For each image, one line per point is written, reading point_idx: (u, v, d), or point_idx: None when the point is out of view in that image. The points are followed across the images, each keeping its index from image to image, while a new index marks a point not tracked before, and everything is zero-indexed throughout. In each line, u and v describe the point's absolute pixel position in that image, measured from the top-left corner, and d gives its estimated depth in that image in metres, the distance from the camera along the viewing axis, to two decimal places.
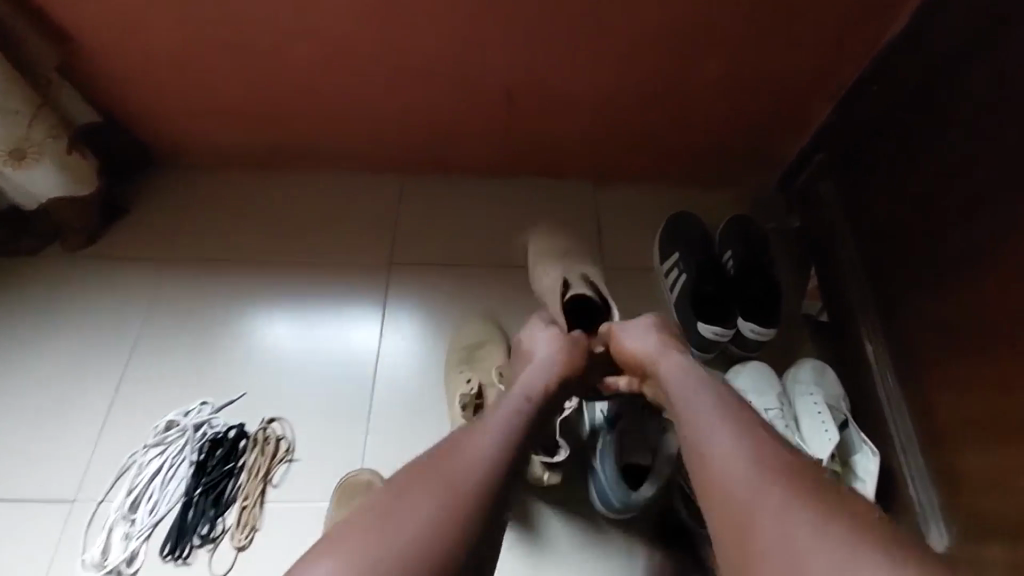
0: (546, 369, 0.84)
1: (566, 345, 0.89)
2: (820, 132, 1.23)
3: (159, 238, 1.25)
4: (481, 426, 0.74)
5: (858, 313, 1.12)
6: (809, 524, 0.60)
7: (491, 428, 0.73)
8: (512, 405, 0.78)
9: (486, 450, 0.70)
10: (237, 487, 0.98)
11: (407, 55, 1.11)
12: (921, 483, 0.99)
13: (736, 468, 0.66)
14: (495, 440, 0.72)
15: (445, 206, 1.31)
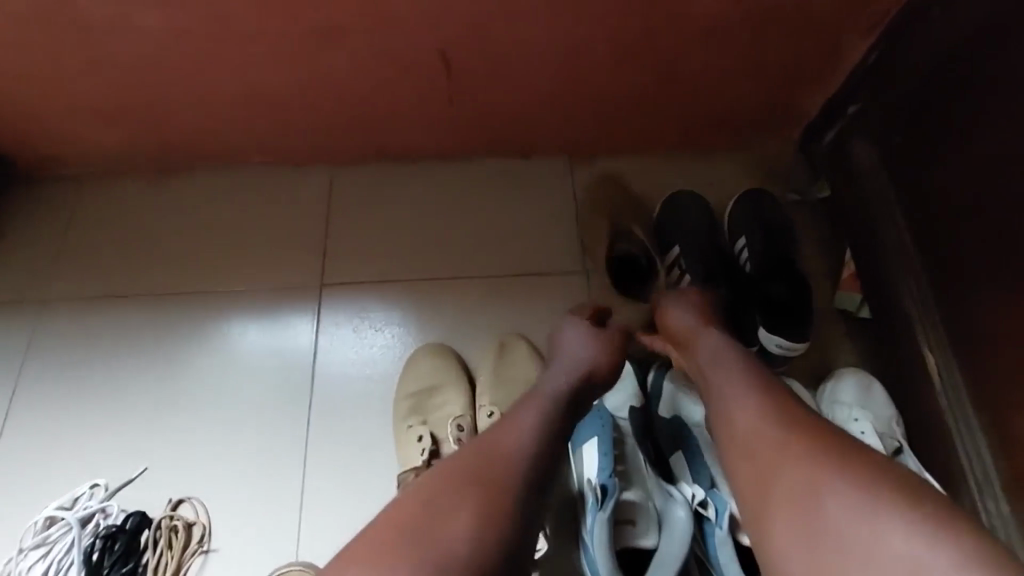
0: (575, 367, 0.73)
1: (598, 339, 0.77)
2: (855, 75, 0.95)
3: (37, 274, 1.02)
4: (510, 431, 0.64)
5: (912, 309, 0.88)
6: (855, 516, 0.53)
7: (521, 430, 0.65)
8: (540, 403, 0.68)
9: (517, 450, 0.63)
10: None
11: (300, 16, 0.84)
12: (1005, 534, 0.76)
13: (770, 446, 0.60)
14: (524, 444, 0.64)
15: (386, 206, 1.06)
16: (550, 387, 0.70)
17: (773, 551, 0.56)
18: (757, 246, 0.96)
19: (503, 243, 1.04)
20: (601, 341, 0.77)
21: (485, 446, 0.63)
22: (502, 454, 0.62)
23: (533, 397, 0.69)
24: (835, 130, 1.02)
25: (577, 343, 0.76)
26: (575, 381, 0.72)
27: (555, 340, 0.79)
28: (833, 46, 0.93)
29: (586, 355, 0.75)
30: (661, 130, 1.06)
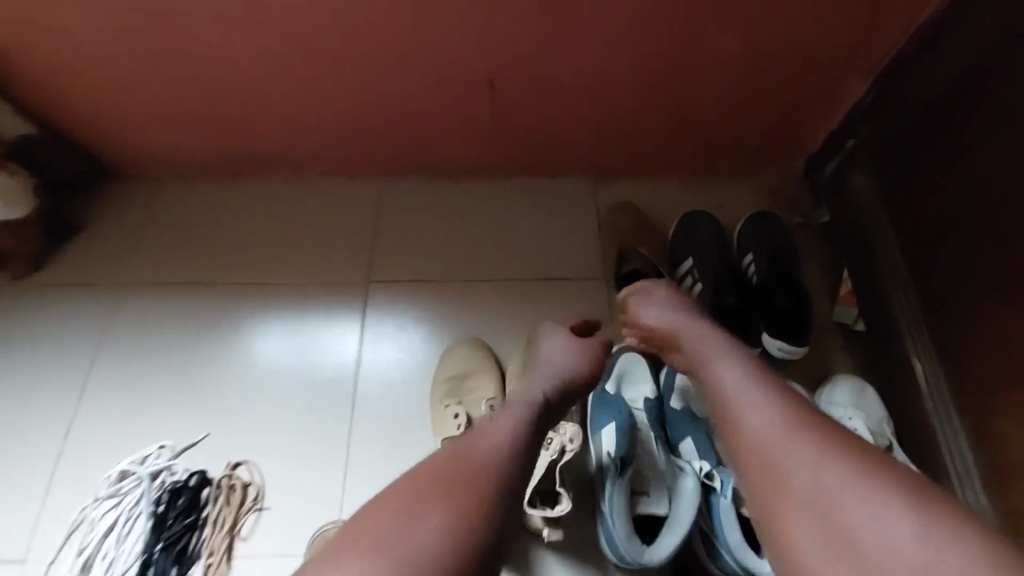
0: (553, 376, 0.78)
1: (579, 352, 0.82)
2: (852, 115, 1.07)
3: (117, 260, 1.13)
4: (485, 435, 0.67)
5: (904, 324, 0.98)
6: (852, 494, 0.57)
7: (495, 435, 0.67)
8: (515, 411, 0.71)
9: (490, 456, 0.65)
10: (202, 541, 0.88)
11: (375, 45, 0.97)
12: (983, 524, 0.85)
13: (768, 432, 0.63)
14: (497, 451, 0.66)
15: (429, 213, 1.18)
16: (527, 396, 0.74)
17: (773, 524, 0.62)
18: (764, 260, 1.07)
19: (532, 250, 1.16)
20: (580, 355, 0.82)
21: (455, 454, 0.65)
22: (473, 460, 0.64)
23: (508, 406, 0.72)
24: (835, 162, 1.14)
25: (555, 353, 0.82)
26: (553, 390, 0.76)
27: (536, 353, 0.84)
28: (835, 89, 1.06)
29: (564, 366, 0.80)
30: (677, 155, 1.18)
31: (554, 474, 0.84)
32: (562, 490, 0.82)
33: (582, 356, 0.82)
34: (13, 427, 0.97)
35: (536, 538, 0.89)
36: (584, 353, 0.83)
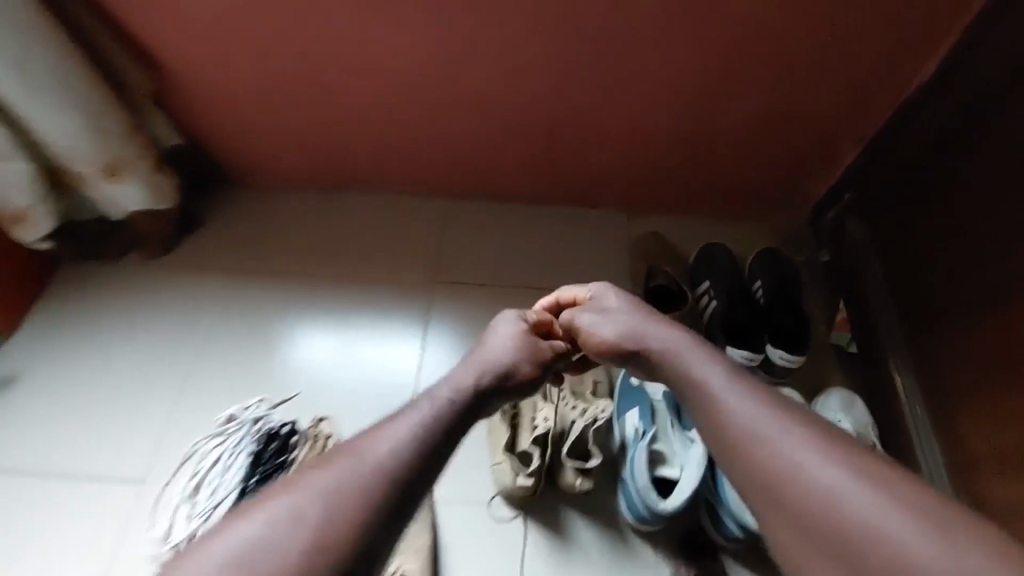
0: (478, 368, 0.83)
1: (515, 349, 0.88)
2: (850, 173, 1.27)
3: (227, 250, 1.34)
4: (394, 422, 0.70)
5: (887, 346, 1.17)
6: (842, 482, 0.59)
7: (395, 428, 0.69)
8: (426, 409, 0.73)
9: (384, 454, 0.66)
10: None
11: (466, 93, 1.20)
12: None
13: (753, 423, 0.66)
14: (395, 448, 0.67)
15: (487, 229, 1.40)
16: (444, 391, 0.78)
17: (765, 511, 0.63)
18: (770, 286, 1.26)
19: (572, 266, 1.37)
20: (511, 352, 0.87)
21: (349, 450, 0.66)
22: (365, 454, 0.65)
23: (424, 399, 0.75)
24: (832, 210, 1.34)
25: (500, 347, 0.87)
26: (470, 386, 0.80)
27: (487, 334, 0.91)
28: (833, 151, 1.28)
29: (494, 362, 0.85)
30: (699, 196, 1.40)
31: (587, 438, 1.02)
32: (594, 447, 1.00)
33: (518, 352, 0.88)
34: (141, 374, 1.18)
35: (567, 500, 1.05)
36: (519, 351, 0.88)
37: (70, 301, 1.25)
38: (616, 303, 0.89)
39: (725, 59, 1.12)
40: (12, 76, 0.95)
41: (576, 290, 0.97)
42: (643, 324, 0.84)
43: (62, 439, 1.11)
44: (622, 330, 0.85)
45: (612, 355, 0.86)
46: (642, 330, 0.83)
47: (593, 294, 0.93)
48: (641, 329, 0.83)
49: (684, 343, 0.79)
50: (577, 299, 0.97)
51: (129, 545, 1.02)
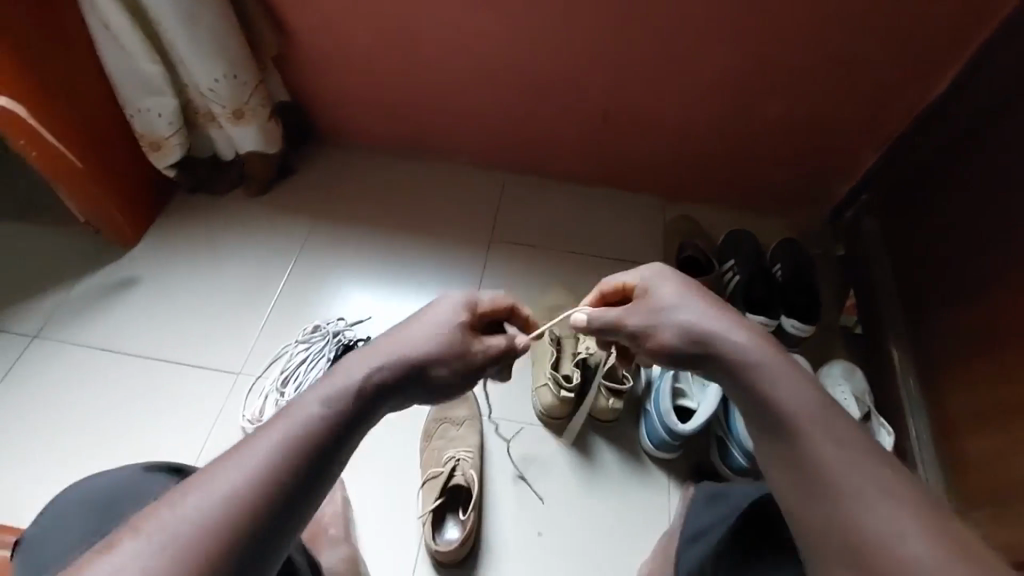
0: (383, 363, 0.68)
1: (433, 341, 0.72)
2: (868, 176, 1.43)
3: (317, 195, 1.53)
4: (256, 444, 0.58)
5: (888, 326, 1.31)
6: (908, 520, 0.55)
7: (254, 451, 0.57)
8: (289, 427, 0.59)
9: (216, 497, 0.53)
10: None
11: (538, 76, 1.39)
12: (929, 466, 1.17)
13: (822, 455, 0.60)
14: (231, 486, 0.54)
15: (540, 201, 1.57)
16: (316, 399, 0.62)
17: (818, 546, 0.59)
18: (790, 268, 1.39)
19: (614, 239, 1.54)
20: (433, 342, 0.72)
21: (202, 482, 0.54)
22: (215, 491, 0.54)
23: (288, 412, 0.61)
24: (852, 210, 1.48)
25: (415, 337, 0.72)
26: (355, 389, 0.64)
27: (418, 314, 0.77)
28: (856, 155, 1.44)
29: (404, 357, 0.70)
30: (732, 188, 1.56)
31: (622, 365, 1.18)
32: (627, 376, 1.17)
33: (434, 342, 0.72)
34: (239, 290, 1.38)
35: (594, 427, 1.22)
36: (440, 342, 0.73)
37: (181, 223, 1.45)
38: (679, 299, 0.76)
39: (765, 62, 1.29)
40: (180, 29, 1.17)
41: (621, 276, 0.84)
42: (715, 330, 0.72)
43: (170, 335, 1.31)
44: (687, 332, 0.73)
45: (667, 355, 0.76)
46: (710, 333, 0.72)
47: (652, 282, 0.79)
48: (711, 334, 0.72)
49: (761, 355, 0.68)
50: (620, 285, 0.84)
51: (223, 421, 1.22)
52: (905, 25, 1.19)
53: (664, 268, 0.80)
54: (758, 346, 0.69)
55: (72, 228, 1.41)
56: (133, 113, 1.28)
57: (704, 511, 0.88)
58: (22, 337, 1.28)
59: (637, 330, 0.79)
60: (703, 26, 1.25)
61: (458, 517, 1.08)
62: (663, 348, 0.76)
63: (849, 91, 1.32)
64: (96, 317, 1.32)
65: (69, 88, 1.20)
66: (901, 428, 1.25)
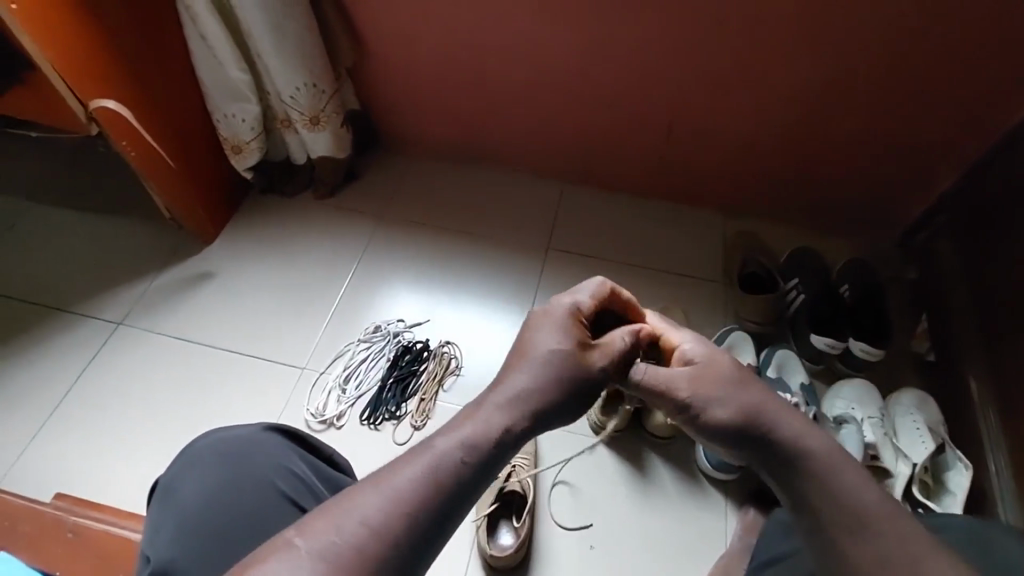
0: (504, 404, 0.59)
1: (555, 369, 0.62)
2: (945, 196, 1.37)
3: (380, 198, 1.58)
4: (395, 482, 0.51)
5: (966, 355, 1.24)
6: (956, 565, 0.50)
7: (384, 492, 0.50)
8: (428, 465, 0.53)
9: (359, 531, 0.47)
10: (419, 384, 1.30)
11: (601, 88, 1.40)
12: (1009, 502, 1.10)
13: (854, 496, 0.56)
14: (370, 523, 0.48)
15: (596, 211, 1.58)
16: (450, 439, 0.55)
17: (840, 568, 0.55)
18: (858, 290, 1.32)
19: (672, 252, 1.52)
20: (554, 364, 0.63)
21: (333, 511, 0.48)
22: (346, 529, 0.47)
23: (427, 446, 0.54)
24: (923, 233, 1.42)
25: (539, 349, 0.64)
26: (483, 434, 0.56)
27: (528, 333, 0.67)
28: (931, 175, 1.38)
29: (517, 401, 0.60)
30: (797, 204, 1.52)
31: None
32: None
33: (552, 373, 0.62)
34: (304, 288, 1.44)
35: (649, 443, 1.20)
36: (567, 370, 0.63)
37: (253, 223, 1.53)
38: (739, 374, 0.67)
39: (835, 77, 1.26)
40: (266, 40, 1.24)
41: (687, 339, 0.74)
42: (774, 414, 0.62)
43: (240, 328, 1.37)
44: (744, 410, 0.63)
45: (713, 432, 0.65)
46: (765, 419, 0.62)
47: (698, 350, 0.71)
48: (769, 418, 0.62)
49: (828, 449, 0.59)
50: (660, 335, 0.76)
51: (289, 410, 1.27)
52: (995, 36, 1.13)
53: (709, 341, 0.73)
54: (820, 438, 0.61)
55: (157, 223, 1.51)
56: (220, 118, 1.38)
57: (776, 541, 0.85)
58: (108, 324, 1.37)
59: (682, 399, 0.68)
60: (776, 38, 1.23)
61: (512, 524, 1.09)
62: (710, 424, 0.65)
63: (929, 108, 1.27)
64: (174, 310, 1.40)
65: (163, 94, 1.29)
66: (977, 462, 1.18)
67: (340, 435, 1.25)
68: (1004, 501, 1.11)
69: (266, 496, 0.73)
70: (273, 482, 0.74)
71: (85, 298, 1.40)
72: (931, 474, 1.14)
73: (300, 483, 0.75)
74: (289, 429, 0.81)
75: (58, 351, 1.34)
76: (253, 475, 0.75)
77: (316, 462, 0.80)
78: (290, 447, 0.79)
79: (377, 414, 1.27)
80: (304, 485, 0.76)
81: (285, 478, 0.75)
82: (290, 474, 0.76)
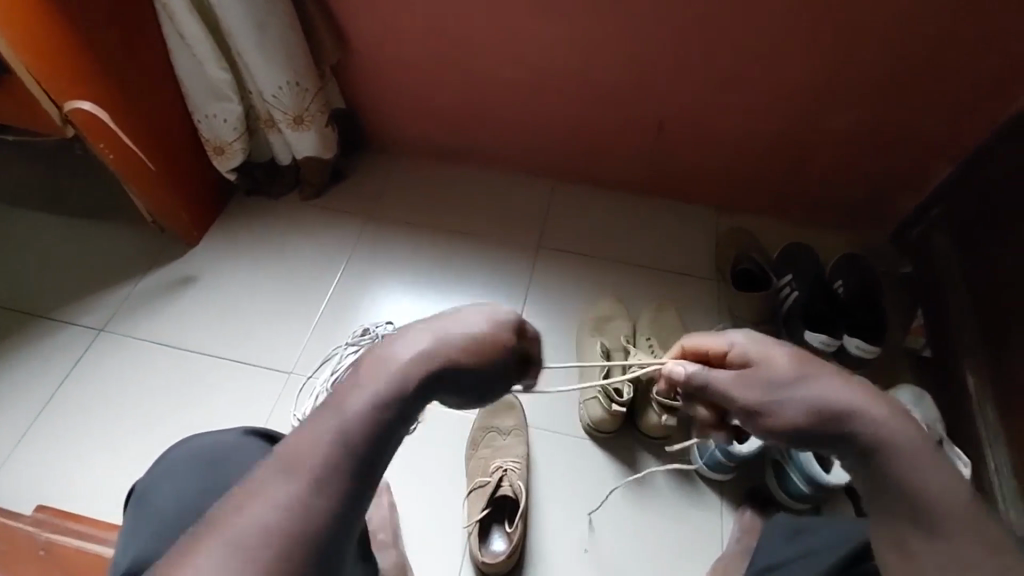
0: (414, 363, 0.52)
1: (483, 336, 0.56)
2: (940, 189, 1.35)
3: (367, 199, 1.55)
4: (299, 453, 0.47)
5: (964, 351, 1.23)
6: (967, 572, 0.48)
7: (289, 463, 0.46)
8: (336, 428, 0.48)
9: (271, 509, 0.45)
10: None
11: (590, 84, 1.37)
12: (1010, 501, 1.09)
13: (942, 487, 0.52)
14: (284, 500, 0.45)
15: (586, 209, 1.55)
16: (357, 398, 0.49)
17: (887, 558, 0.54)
18: (853, 286, 1.30)
19: (664, 248, 1.50)
20: (485, 331, 0.56)
21: (241, 498, 0.45)
22: (250, 510, 0.45)
23: (332, 404, 0.49)
24: (919, 227, 1.41)
25: (478, 310, 0.58)
26: (391, 396, 0.50)
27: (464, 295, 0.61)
28: (925, 169, 1.37)
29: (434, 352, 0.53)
30: (789, 199, 1.50)
31: None
32: None
33: (478, 339, 0.56)
34: (290, 292, 1.41)
35: (644, 445, 1.19)
36: (490, 341, 0.57)
37: (238, 225, 1.50)
38: (805, 367, 0.61)
39: (827, 70, 1.25)
40: (248, 38, 1.21)
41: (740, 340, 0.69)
42: (849, 406, 0.56)
43: (225, 332, 1.35)
44: (817, 408, 0.58)
45: (787, 434, 0.61)
46: (845, 413, 0.56)
47: (755, 348, 0.66)
48: (845, 411, 0.56)
49: (906, 440, 0.54)
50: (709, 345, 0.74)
51: (275, 417, 1.25)
52: (990, 26, 1.12)
53: (759, 335, 0.68)
54: (899, 423, 0.55)
55: (139, 227, 1.48)
56: (201, 119, 1.35)
57: (778, 544, 0.82)
58: (89, 329, 1.34)
59: (751, 406, 0.64)
60: (768, 31, 1.20)
61: (504, 529, 1.08)
62: (786, 428, 0.61)
63: (923, 100, 1.25)
64: (156, 315, 1.37)
65: (143, 94, 1.26)
66: (976, 459, 1.17)
67: None
68: (1004, 498, 1.10)
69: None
70: None
71: (64, 304, 1.37)
72: None
73: None
74: (272, 436, 0.80)
75: (37, 357, 1.31)
76: (231, 482, 0.72)
77: None
78: (271, 454, 0.76)
79: None
80: None
81: None
82: None
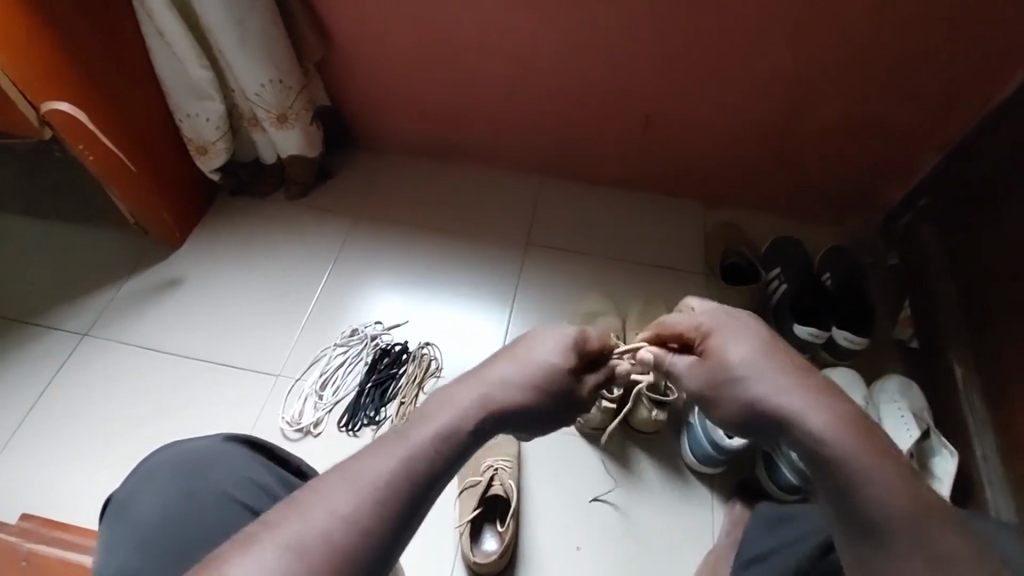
0: (477, 403, 0.57)
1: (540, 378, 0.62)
2: (926, 180, 1.36)
3: (354, 197, 1.54)
4: (363, 470, 0.48)
5: (950, 340, 1.24)
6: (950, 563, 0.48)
7: (351, 481, 0.47)
8: (402, 452, 0.50)
9: (330, 523, 0.45)
10: (398, 388, 1.27)
11: (577, 79, 1.36)
12: (996, 489, 1.10)
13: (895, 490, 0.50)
14: (342, 516, 0.45)
15: (575, 204, 1.55)
16: (425, 429, 0.52)
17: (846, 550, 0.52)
18: (840, 278, 1.31)
19: (653, 243, 1.50)
20: (540, 378, 0.63)
21: (298, 507, 0.45)
22: (312, 518, 0.45)
23: (403, 432, 0.52)
24: (905, 218, 1.41)
25: (541, 348, 0.65)
26: (456, 430, 0.53)
27: (523, 337, 0.68)
28: (911, 160, 1.38)
29: (497, 396, 0.58)
30: (776, 192, 1.50)
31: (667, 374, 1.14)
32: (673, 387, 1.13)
33: (535, 380, 0.62)
34: (277, 293, 1.39)
35: (634, 440, 1.19)
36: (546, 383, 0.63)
37: (223, 226, 1.48)
38: (754, 364, 0.59)
39: (813, 63, 1.25)
40: (228, 36, 1.19)
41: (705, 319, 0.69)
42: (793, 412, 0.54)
43: (211, 335, 1.33)
44: (760, 408, 0.57)
45: (736, 425, 0.61)
46: (792, 417, 0.55)
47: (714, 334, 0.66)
48: (788, 417, 0.55)
49: (858, 448, 0.51)
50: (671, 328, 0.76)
51: (264, 419, 1.23)
52: (973, 17, 1.12)
53: (723, 315, 0.68)
54: (845, 433, 0.52)
55: (122, 229, 1.45)
56: (183, 118, 1.33)
57: (765, 536, 0.82)
58: (73, 334, 1.32)
59: (700, 392, 0.66)
60: (754, 24, 1.20)
61: (496, 528, 1.08)
62: (733, 420, 0.61)
63: (908, 92, 1.26)
64: (141, 319, 1.35)
65: (124, 94, 1.24)
66: (964, 448, 1.18)
67: (319, 443, 1.21)
68: (991, 486, 1.11)
69: (228, 511, 0.69)
70: (232, 495, 0.71)
71: (46, 309, 1.35)
72: (917, 460, 1.13)
73: (263, 495, 0.71)
74: (255, 440, 0.77)
75: (19, 364, 1.28)
76: (213, 487, 0.71)
77: (280, 472, 0.75)
78: (253, 458, 0.75)
79: (356, 420, 1.24)
80: (267, 496, 0.71)
81: (246, 490, 0.71)
82: (252, 486, 0.72)
